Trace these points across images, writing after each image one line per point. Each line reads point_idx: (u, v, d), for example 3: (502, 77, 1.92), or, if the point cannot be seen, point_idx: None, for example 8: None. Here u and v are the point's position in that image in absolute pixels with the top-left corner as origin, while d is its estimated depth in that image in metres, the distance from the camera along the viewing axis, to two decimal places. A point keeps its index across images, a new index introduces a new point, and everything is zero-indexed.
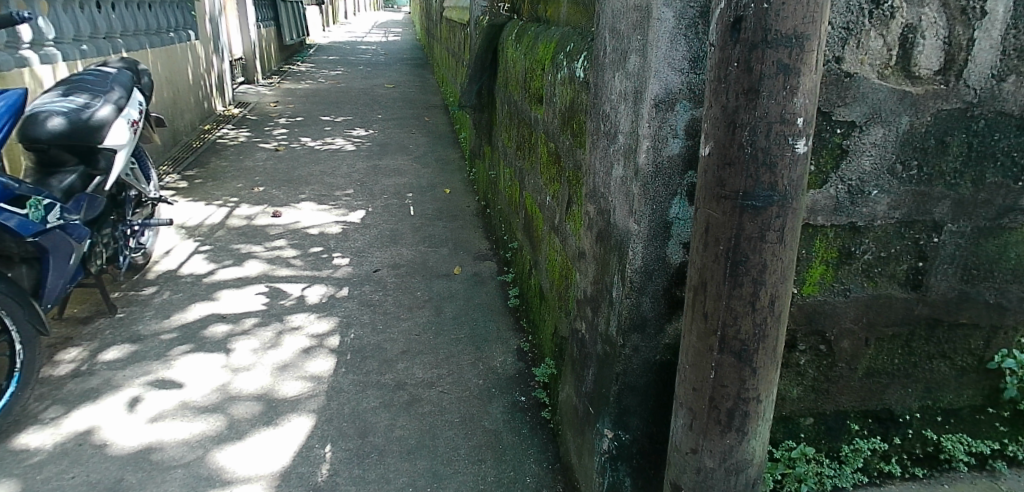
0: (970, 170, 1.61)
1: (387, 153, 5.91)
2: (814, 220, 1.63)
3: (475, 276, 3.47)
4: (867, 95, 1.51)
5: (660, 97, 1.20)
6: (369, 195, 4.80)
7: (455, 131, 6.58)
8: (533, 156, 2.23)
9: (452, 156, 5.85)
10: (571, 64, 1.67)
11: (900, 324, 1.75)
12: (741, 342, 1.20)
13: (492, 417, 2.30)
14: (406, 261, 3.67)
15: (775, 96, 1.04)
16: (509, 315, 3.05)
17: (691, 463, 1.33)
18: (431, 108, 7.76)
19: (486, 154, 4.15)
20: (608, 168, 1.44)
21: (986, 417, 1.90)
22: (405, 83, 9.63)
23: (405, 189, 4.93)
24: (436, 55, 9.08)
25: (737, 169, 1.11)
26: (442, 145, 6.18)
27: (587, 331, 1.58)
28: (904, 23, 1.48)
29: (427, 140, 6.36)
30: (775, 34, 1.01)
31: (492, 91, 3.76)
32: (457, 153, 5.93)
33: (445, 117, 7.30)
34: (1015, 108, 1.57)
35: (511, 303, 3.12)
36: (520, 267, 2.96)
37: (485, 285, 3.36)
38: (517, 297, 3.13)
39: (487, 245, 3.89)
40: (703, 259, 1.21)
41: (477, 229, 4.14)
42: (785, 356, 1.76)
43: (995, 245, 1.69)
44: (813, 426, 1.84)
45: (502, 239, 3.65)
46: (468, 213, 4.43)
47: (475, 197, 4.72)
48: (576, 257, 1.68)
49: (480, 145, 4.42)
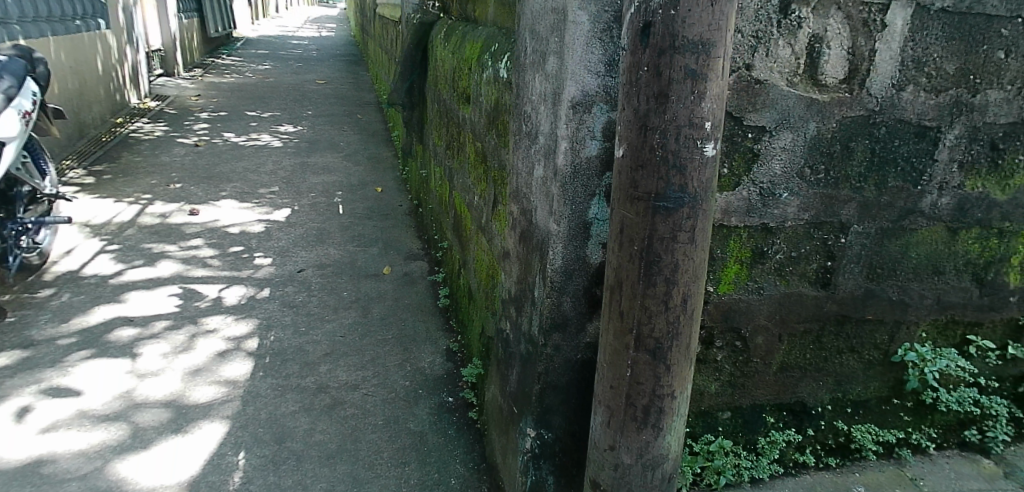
0: (873, 175, 1.72)
1: (317, 151, 5.78)
2: (729, 221, 1.68)
3: (405, 275, 3.44)
4: (776, 101, 1.58)
5: (577, 98, 1.22)
6: (296, 193, 4.68)
7: (389, 130, 6.50)
8: (461, 155, 2.22)
9: (384, 154, 5.77)
10: (495, 64, 1.67)
11: (812, 321, 1.84)
12: (655, 340, 1.23)
13: (418, 418, 2.28)
14: (333, 261, 3.60)
15: (684, 100, 1.08)
16: (438, 315, 3.04)
17: (610, 460, 1.35)
18: (366, 106, 7.65)
19: (418, 152, 4.12)
20: (529, 168, 1.44)
21: (892, 408, 2.03)
22: (338, 79, 9.45)
23: (333, 187, 4.83)
24: (371, 52, 8.95)
25: (649, 171, 1.14)
26: (375, 143, 6.09)
27: (511, 331, 1.59)
28: (811, 33, 1.56)
29: (359, 138, 6.27)
30: (682, 40, 1.05)
31: (423, 89, 3.73)
32: (390, 151, 5.86)
33: (380, 115, 7.21)
34: (912, 116, 1.68)
35: (441, 303, 3.11)
36: (449, 267, 2.95)
37: (414, 285, 3.33)
38: (446, 297, 3.11)
39: (419, 245, 3.85)
40: (619, 259, 1.24)
41: (408, 228, 4.11)
42: (703, 352, 1.82)
43: (897, 244, 1.82)
44: (730, 420, 1.91)
45: (433, 238, 3.64)
46: (399, 212, 4.38)
47: (407, 196, 4.68)
48: (501, 256, 1.69)
49: (412, 144, 4.39)
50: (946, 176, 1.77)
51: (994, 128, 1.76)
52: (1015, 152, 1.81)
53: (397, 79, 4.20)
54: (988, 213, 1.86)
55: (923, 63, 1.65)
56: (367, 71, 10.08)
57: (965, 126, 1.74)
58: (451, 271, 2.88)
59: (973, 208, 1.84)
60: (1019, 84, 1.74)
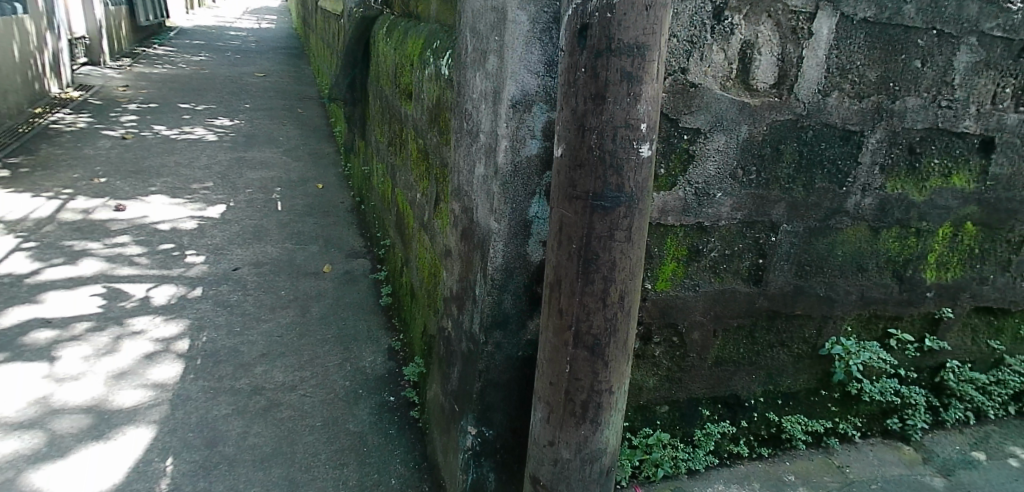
0: (802, 176, 1.81)
1: (255, 145, 5.61)
2: (665, 220, 1.73)
3: (346, 274, 3.38)
4: (710, 104, 1.64)
5: (517, 98, 1.23)
6: (231, 189, 4.53)
7: (331, 125, 6.37)
8: (404, 152, 2.20)
9: (326, 149, 5.65)
10: (437, 61, 1.67)
11: (745, 316, 1.92)
12: (593, 336, 1.26)
13: (358, 419, 2.24)
14: (270, 259, 3.50)
15: (620, 102, 1.11)
16: (380, 313, 3.00)
17: (549, 455, 1.36)
18: (307, 100, 7.47)
19: (360, 148, 4.05)
20: (470, 166, 1.44)
21: (820, 399, 2.14)
22: (278, 72, 9.19)
23: (272, 183, 4.70)
24: (313, 45, 8.74)
25: (587, 170, 1.16)
26: (316, 139, 5.95)
27: (453, 329, 1.58)
28: (742, 40, 1.63)
29: (300, 133, 6.11)
30: (618, 42, 1.07)
31: (365, 84, 3.67)
32: (331, 147, 5.74)
33: (321, 109, 7.05)
34: (836, 120, 1.78)
35: (383, 302, 3.07)
36: (392, 265, 2.92)
37: (356, 284, 3.28)
38: (389, 296, 3.08)
39: (361, 242, 3.79)
40: (558, 257, 1.25)
41: (349, 226, 4.04)
42: (642, 348, 1.86)
43: (824, 242, 1.91)
44: (668, 413, 1.96)
45: (375, 236, 3.59)
46: (341, 209, 4.30)
47: (349, 193, 4.60)
48: (443, 254, 1.68)
49: (354, 140, 4.31)
50: (869, 178, 1.88)
51: (911, 133, 1.90)
52: (929, 157, 1.96)
53: (338, 73, 4.12)
54: (906, 213, 1.99)
55: (846, 71, 1.75)
56: (308, 65, 9.84)
57: (886, 131, 1.86)
58: (394, 269, 2.85)
59: (893, 208, 1.96)
60: (933, 92, 1.87)
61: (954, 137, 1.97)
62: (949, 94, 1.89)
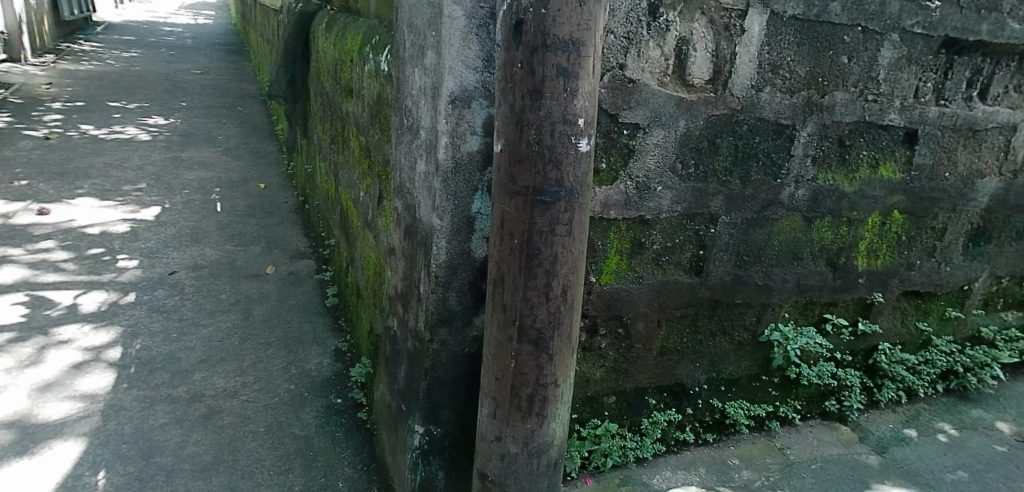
0: (738, 169, 1.87)
1: (192, 145, 5.42)
2: (608, 214, 1.75)
3: (290, 275, 3.31)
4: (648, 100, 1.67)
5: (455, 94, 1.23)
6: (167, 190, 4.37)
7: (273, 123, 6.22)
8: (346, 149, 2.17)
9: (269, 148, 5.51)
10: (376, 57, 1.64)
11: (687, 307, 1.97)
12: (537, 330, 1.27)
13: (303, 423, 2.20)
14: (209, 262, 3.39)
15: (557, 97, 1.12)
16: (327, 314, 2.95)
17: (496, 450, 1.37)
18: (248, 97, 7.27)
19: (303, 146, 3.96)
20: (411, 162, 1.43)
21: (761, 384, 2.21)
22: (216, 69, 8.90)
23: (211, 184, 4.55)
24: (253, 41, 8.50)
25: (526, 166, 1.17)
26: (258, 137, 5.80)
27: (399, 328, 1.57)
28: (678, 35, 1.67)
29: (240, 131, 5.94)
30: (553, 38, 1.08)
31: (306, 81, 3.60)
32: (274, 145, 5.60)
33: (262, 107, 6.87)
34: (770, 115, 1.85)
35: (329, 303, 3.02)
36: (337, 265, 2.87)
37: (301, 285, 3.22)
38: (335, 296, 3.03)
39: (306, 243, 3.72)
40: (500, 252, 1.26)
41: (294, 226, 3.96)
42: (589, 341, 1.89)
43: (760, 233, 1.99)
44: (615, 404, 1.99)
45: (321, 236, 3.52)
46: (284, 209, 4.21)
47: (293, 192, 4.50)
48: (387, 252, 1.66)
49: (297, 138, 4.22)
50: (802, 170, 1.97)
51: (841, 127, 1.99)
52: (858, 149, 2.06)
53: (277, 69, 4.02)
54: (838, 203, 2.09)
55: (778, 67, 1.83)
56: (249, 61, 9.57)
57: (816, 124, 1.94)
58: (339, 269, 2.81)
59: (825, 199, 2.05)
60: (859, 87, 1.97)
61: (881, 130, 2.07)
62: (875, 89, 2.00)
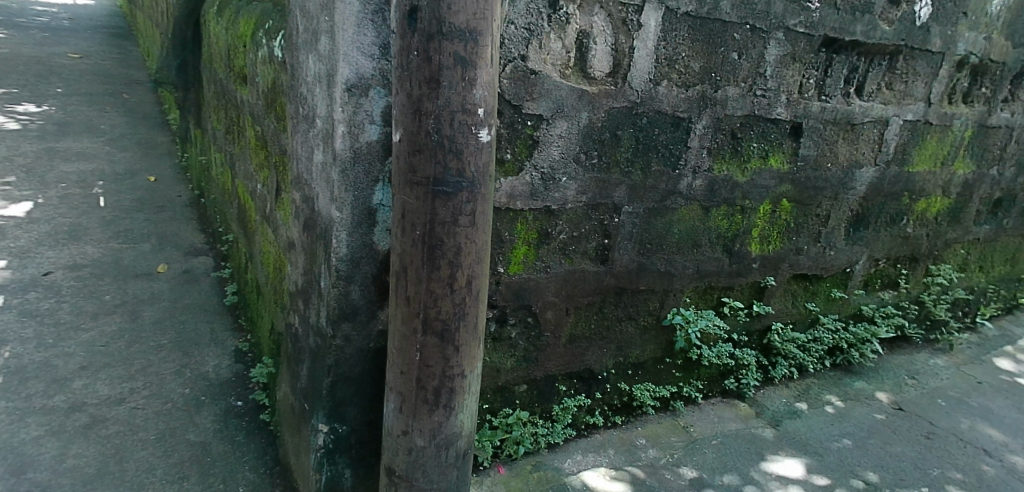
0: (639, 160, 1.99)
1: (70, 135, 4.99)
2: (514, 206, 1.78)
3: (184, 274, 3.13)
4: (551, 91, 1.71)
5: (351, 81, 1.25)
6: (40, 184, 4.00)
7: (165, 113, 5.84)
8: (241, 140, 2.08)
9: (159, 139, 5.17)
10: (270, 43, 1.59)
11: (593, 294, 2.07)
12: (442, 321, 1.28)
13: (200, 428, 2.10)
14: (91, 261, 3.15)
15: (455, 86, 1.14)
16: (226, 313, 2.82)
17: (403, 445, 1.37)
18: (135, 84, 6.77)
19: (197, 137, 3.76)
20: (308, 153, 1.41)
21: (665, 366, 2.43)
22: (98, 54, 8.23)
23: (93, 177, 4.22)
24: (139, 24, 7.92)
25: (426, 155, 1.18)
26: (147, 128, 5.43)
27: (299, 325, 1.53)
28: (578, 29, 1.75)
29: (127, 121, 5.54)
30: (449, 27, 1.11)
31: (199, 68, 3.41)
32: (166, 137, 5.26)
33: (152, 96, 6.43)
34: (666, 108, 1.98)
35: (228, 301, 2.89)
36: (236, 261, 2.75)
37: (197, 283, 3.05)
38: (235, 294, 2.91)
39: (202, 239, 3.53)
40: (403, 244, 1.26)
41: (189, 222, 3.74)
42: (498, 331, 1.92)
43: (662, 222, 2.15)
44: (525, 392, 2.05)
45: (218, 232, 3.36)
46: (178, 204, 3.97)
47: (187, 186, 4.25)
48: (286, 246, 1.61)
49: (190, 128, 3.99)
50: (699, 161, 2.15)
51: (732, 120, 2.19)
52: (749, 141, 2.29)
53: (166, 54, 3.78)
54: (732, 193, 2.32)
55: (673, 61, 1.96)
56: (136, 46, 8.91)
57: (710, 118, 2.12)
58: (238, 265, 2.70)
59: (720, 189, 2.27)
60: (749, 81, 2.19)
61: (768, 123, 2.32)
62: (762, 84, 2.23)
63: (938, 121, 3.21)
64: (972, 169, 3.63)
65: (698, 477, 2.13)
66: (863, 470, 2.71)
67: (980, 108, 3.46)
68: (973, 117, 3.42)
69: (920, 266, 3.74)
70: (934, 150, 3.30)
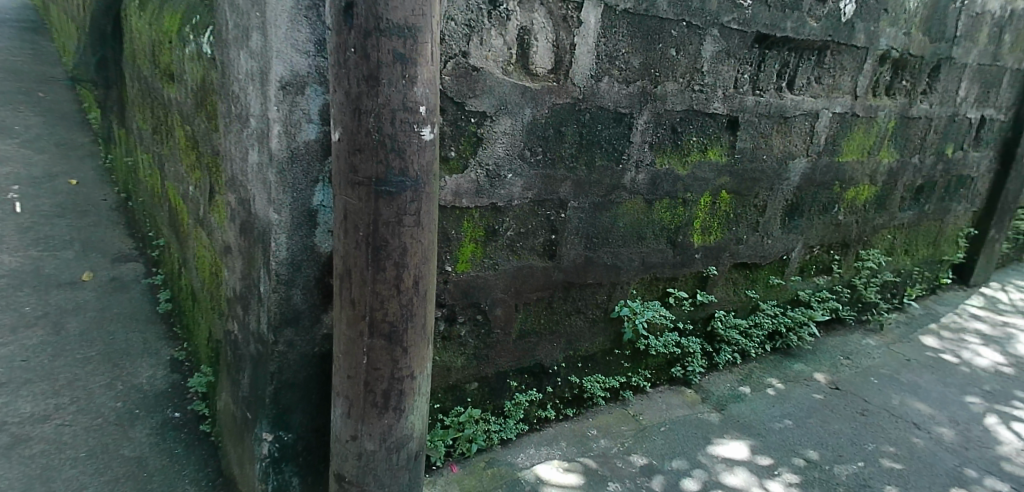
0: (583, 156, 2.02)
1: None
2: (460, 203, 1.77)
3: (112, 282, 2.98)
4: (493, 87, 1.71)
5: (286, 79, 1.23)
6: None
7: (85, 112, 5.53)
8: (169, 140, 2.00)
9: (80, 140, 4.89)
10: (197, 38, 1.53)
11: (542, 289, 2.09)
12: (389, 323, 1.26)
13: (135, 443, 2.01)
14: (7, 271, 2.95)
15: (395, 84, 1.12)
16: (159, 322, 2.70)
17: (353, 450, 1.34)
18: (50, 81, 6.38)
19: (121, 137, 3.57)
20: (242, 154, 1.37)
21: (614, 358, 2.49)
22: (7, 48, 7.71)
23: (6, 181, 3.95)
24: (52, 17, 7.46)
25: (367, 155, 1.15)
26: (65, 128, 5.12)
27: (239, 332, 1.49)
28: (519, 26, 1.75)
29: (42, 120, 5.21)
30: (387, 23, 1.09)
31: (121, 65, 3.24)
32: (87, 137, 4.98)
33: (69, 93, 6.07)
34: (607, 104, 2.01)
35: (161, 308, 2.77)
36: (168, 267, 2.64)
37: (126, 291, 2.91)
38: (168, 301, 2.78)
39: (131, 245, 3.37)
40: (346, 246, 1.23)
41: (115, 227, 3.56)
42: (447, 329, 1.91)
43: (607, 216, 2.19)
44: (477, 390, 2.05)
45: (148, 236, 3.21)
46: (102, 208, 3.77)
47: (112, 189, 4.04)
48: (222, 250, 1.56)
49: (113, 128, 3.79)
50: (642, 155, 2.21)
51: (672, 115, 2.26)
52: (688, 136, 2.38)
53: (83, 49, 3.57)
54: (674, 186, 2.41)
55: (614, 58, 1.99)
56: (50, 41, 8.39)
57: (651, 113, 2.18)
58: (171, 271, 2.59)
59: (663, 182, 2.35)
60: (687, 77, 2.26)
61: (705, 117, 2.41)
62: (699, 80, 2.31)
63: (864, 113, 3.36)
64: (895, 158, 3.83)
65: (649, 464, 2.21)
66: (804, 448, 2.86)
67: (901, 100, 3.65)
68: (895, 108, 3.60)
69: (851, 252, 3.93)
70: (861, 141, 3.46)
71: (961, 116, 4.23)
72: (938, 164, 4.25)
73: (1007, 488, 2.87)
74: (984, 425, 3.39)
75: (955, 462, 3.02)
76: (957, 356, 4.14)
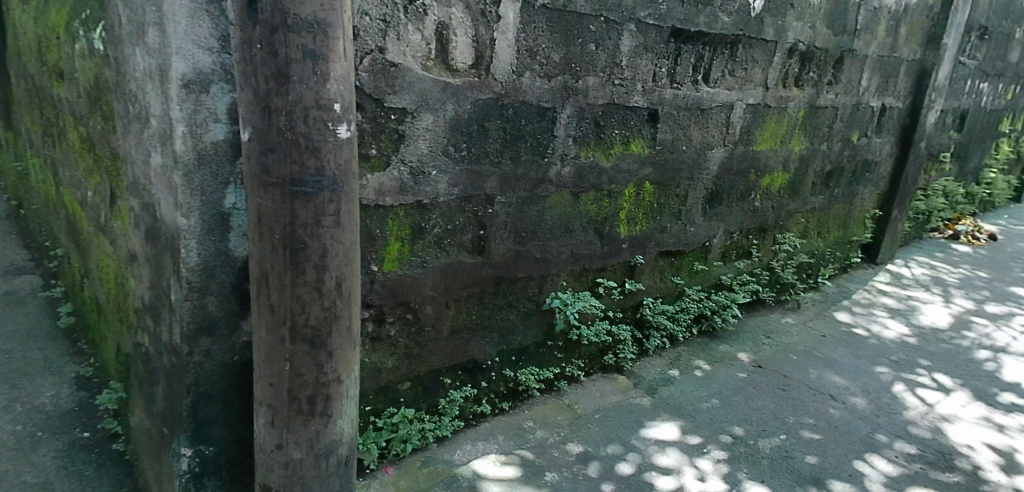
0: (508, 151, 2.04)
1: None
2: (384, 202, 1.76)
3: (6, 297, 2.77)
4: (413, 83, 1.70)
5: (187, 77, 1.22)
6: None
7: None
8: (63, 143, 1.87)
9: None
10: (87, 34, 1.45)
11: (472, 286, 2.10)
12: (312, 328, 1.24)
13: (40, 467, 1.88)
14: None
15: (307, 81, 1.11)
16: (61, 338, 2.52)
17: (279, 459, 1.31)
18: None
19: (9, 141, 3.30)
20: (144, 156, 1.34)
21: (547, 349, 2.55)
22: None
23: None
24: None
25: (279, 154, 1.13)
26: None
27: (150, 345, 1.46)
28: (437, 20, 1.75)
29: None
30: (294, 17, 1.07)
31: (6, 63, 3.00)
32: None
33: None
34: (530, 99, 2.04)
35: (62, 323, 2.58)
36: (70, 278, 2.48)
37: (23, 307, 2.71)
38: (69, 316, 2.59)
39: (27, 257, 3.14)
40: (261, 250, 1.20)
41: (7, 238, 3.30)
42: (377, 330, 1.89)
43: (535, 210, 2.23)
44: (410, 389, 2.05)
45: (46, 247, 2.99)
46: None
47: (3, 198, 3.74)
48: (127, 258, 1.50)
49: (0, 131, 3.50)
50: (566, 149, 2.26)
51: (594, 109, 2.33)
52: (611, 129, 2.45)
53: None
54: (599, 179, 2.48)
55: (535, 53, 2.01)
56: None
57: (573, 107, 2.23)
58: (72, 283, 2.43)
59: (587, 174, 2.42)
60: (607, 71, 2.33)
61: (627, 111, 2.50)
62: (619, 74, 2.39)
63: (775, 103, 3.54)
64: (806, 145, 4.04)
65: (585, 451, 2.28)
66: (730, 425, 3.02)
67: (810, 91, 3.86)
68: (804, 99, 3.80)
69: (769, 236, 4.13)
70: (774, 130, 3.64)
71: (864, 104, 4.51)
72: (845, 150, 4.52)
73: (913, 450, 3.13)
74: (892, 393, 3.66)
75: (868, 429, 3.26)
76: (867, 330, 4.44)
